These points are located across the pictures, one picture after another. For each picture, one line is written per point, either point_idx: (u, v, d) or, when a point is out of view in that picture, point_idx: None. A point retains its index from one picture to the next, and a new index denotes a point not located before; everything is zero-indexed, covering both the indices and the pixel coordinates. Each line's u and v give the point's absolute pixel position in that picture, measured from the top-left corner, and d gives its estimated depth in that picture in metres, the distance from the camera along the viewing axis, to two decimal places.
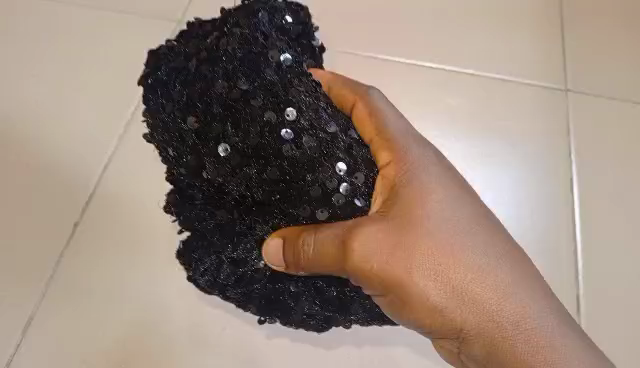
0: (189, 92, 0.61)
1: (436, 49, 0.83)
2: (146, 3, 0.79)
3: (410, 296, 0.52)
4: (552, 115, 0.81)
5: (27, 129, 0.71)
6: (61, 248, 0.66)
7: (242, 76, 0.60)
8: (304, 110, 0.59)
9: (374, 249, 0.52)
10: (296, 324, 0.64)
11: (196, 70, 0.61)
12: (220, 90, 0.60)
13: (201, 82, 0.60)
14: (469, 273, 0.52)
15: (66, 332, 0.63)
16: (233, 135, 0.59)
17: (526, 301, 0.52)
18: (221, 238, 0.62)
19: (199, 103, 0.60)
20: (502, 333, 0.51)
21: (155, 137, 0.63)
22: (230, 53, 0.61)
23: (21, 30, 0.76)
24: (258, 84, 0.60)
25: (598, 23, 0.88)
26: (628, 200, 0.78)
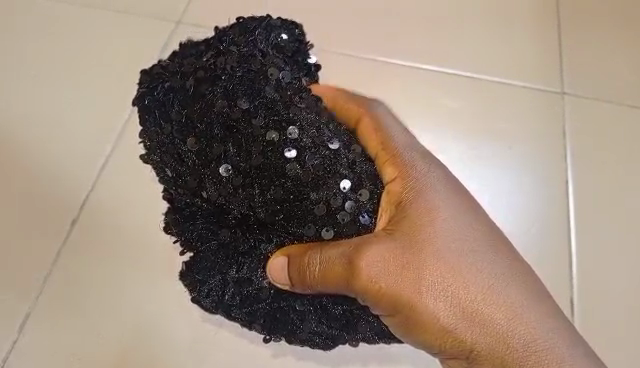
0: (188, 113, 0.61)
1: (431, 51, 0.83)
2: (146, 10, 0.82)
3: (419, 316, 0.53)
4: (548, 116, 0.81)
5: (29, 132, 0.74)
6: (59, 247, 0.68)
7: (242, 95, 0.60)
8: (306, 127, 0.60)
9: (380, 270, 0.53)
10: (302, 341, 0.65)
11: (194, 90, 0.62)
12: (218, 108, 0.60)
13: (200, 101, 0.61)
14: (477, 293, 0.53)
15: (60, 329, 0.65)
16: (234, 154, 0.60)
17: (536, 322, 0.52)
18: (224, 254, 0.63)
19: (199, 123, 0.61)
20: (511, 353, 0.51)
21: (153, 156, 0.65)
22: (229, 71, 0.61)
23: (24, 36, 0.79)
24: (259, 103, 0.60)
25: (597, 27, 0.88)
26: (626, 206, 0.77)
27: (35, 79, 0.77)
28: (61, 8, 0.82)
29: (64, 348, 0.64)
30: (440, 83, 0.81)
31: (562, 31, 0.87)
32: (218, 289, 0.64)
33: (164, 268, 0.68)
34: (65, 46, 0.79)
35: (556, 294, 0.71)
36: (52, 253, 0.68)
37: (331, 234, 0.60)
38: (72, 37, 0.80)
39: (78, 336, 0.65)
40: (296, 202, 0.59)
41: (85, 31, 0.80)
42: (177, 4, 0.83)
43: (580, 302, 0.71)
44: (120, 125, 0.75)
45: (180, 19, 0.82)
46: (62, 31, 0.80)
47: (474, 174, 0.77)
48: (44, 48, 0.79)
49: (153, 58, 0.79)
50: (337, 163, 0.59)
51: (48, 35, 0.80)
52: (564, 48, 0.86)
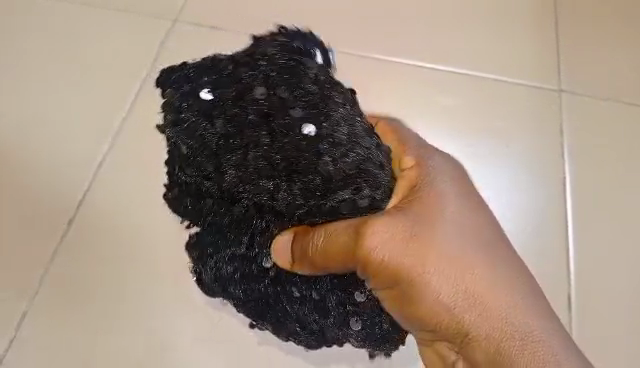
0: (222, 94, 0.63)
1: (428, 49, 0.83)
2: (143, 9, 0.82)
3: (417, 292, 0.49)
4: (546, 115, 0.81)
5: (26, 130, 0.73)
6: (55, 246, 0.68)
7: (282, 85, 0.62)
8: (342, 124, 0.60)
9: (385, 239, 0.48)
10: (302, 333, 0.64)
11: (232, 73, 0.65)
12: (259, 97, 0.62)
13: (237, 85, 0.63)
14: (482, 277, 0.48)
15: (57, 328, 0.65)
16: (268, 137, 0.60)
17: (535, 315, 0.47)
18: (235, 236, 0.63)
19: (234, 106, 0.62)
20: (508, 341, 0.46)
21: (176, 131, 0.65)
22: (272, 60, 0.64)
23: (21, 35, 0.79)
24: (299, 95, 0.61)
25: (594, 25, 0.88)
26: (624, 204, 0.77)
27: (32, 78, 0.77)
28: (58, 6, 0.82)
29: (61, 347, 0.64)
30: (437, 82, 0.81)
31: (559, 30, 0.87)
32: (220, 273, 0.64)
33: (158, 271, 0.68)
34: (63, 45, 0.79)
35: (553, 292, 0.71)
36: (49, 252, 0.68)
37: None
38: (69, 35, 0.80)
39: (76, 334, 0.65)
40: (322, 196, 0.58)
41: (83, 29, 0.80)
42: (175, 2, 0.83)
43: (578, 302, 0.71)
44: (118, 124, 0.75)
45: (178, 17, 0.82)
46: (60, 29, 0.80)
47: (472, 172, 0.76)
48: (42, 47, 0.79)
49: (150, 57, 0.79)
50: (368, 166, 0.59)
51: (46, 34, 0.80)
52: (562, 45, 0.86)
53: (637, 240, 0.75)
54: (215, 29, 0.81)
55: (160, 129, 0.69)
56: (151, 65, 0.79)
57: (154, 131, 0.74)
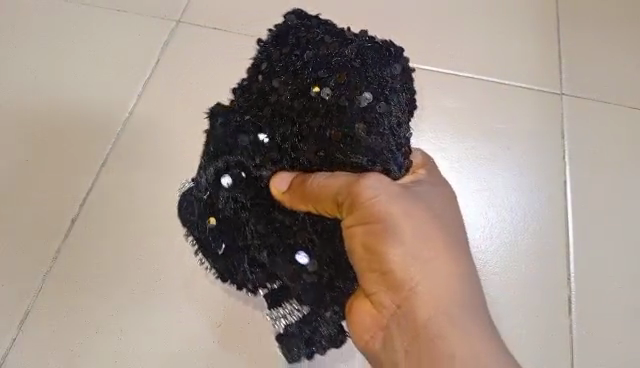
0: (314, 50, 0.51)
1: (429, 52, 0.84)
2: (147, 12, 0.83)
3: (382, 254, 0.45)
4: (546, 115, 0.81)
5: (32, 130, 0.74)
6: (59, 245, 0.68)
7: (379, 80, 0.50)
8: (396, 124, 0.50)
9: (386, 191, 0.45)
10: (270, 274, 0.53)
11: (331, 39, 0.51)
12: (336, 51, 0.50)
13: (331, 47, 0.51)
14: (443, 264, 0.45)
15: (59, 326, 0.65)
16: (333, 84, 0.49)
17: (473, 333, 0.43)
18: (246, 183, 0.51)
19: (317, 56, 0.50)
20: (437, 332, 0.43)
21: (260, 50, 0.53)
22: (371, 56, 0.51)
23: (28, 39, 0.80)
24: (384, 89, 0.50)
25: (596, 28, 0.88)
26: (626, 206, 0.76)
27: (37, 80, 0.77)
28: (66, 10, 0.83)
29: (65, 344, 0.64)
30: (438, 84, 0.81)
31: (561, 32, 0.88)
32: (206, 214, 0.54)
33: (159, 271, 0.68)
34: (69, 47, 0.80)
35: (552, 295, 0.70)
36: (53, 250, 0.68)
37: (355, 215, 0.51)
38: (75, 38, 0.81)
39: (78, 332, 0.65)
40: (349, 156, 0.48)
41: (89, 31, 0.82)
42: (178, 4, 0.84)
43: (578, 303, 0.70)
44: (121, 122, 0.75)
45: (181, 18, 0.83)
46: (66, 32, 0.81)
47: (472, 174, 0.76)
48: (47, 50, 0.80)
49: (154, 57, 0.80)
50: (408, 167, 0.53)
51: (53, 36, 0.81)
52: (563, 47, 0.86)
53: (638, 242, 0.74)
54: (217, 31, 0.83)
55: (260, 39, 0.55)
56: (155, 65, 0.80)
57: (157, 132, 0.75)
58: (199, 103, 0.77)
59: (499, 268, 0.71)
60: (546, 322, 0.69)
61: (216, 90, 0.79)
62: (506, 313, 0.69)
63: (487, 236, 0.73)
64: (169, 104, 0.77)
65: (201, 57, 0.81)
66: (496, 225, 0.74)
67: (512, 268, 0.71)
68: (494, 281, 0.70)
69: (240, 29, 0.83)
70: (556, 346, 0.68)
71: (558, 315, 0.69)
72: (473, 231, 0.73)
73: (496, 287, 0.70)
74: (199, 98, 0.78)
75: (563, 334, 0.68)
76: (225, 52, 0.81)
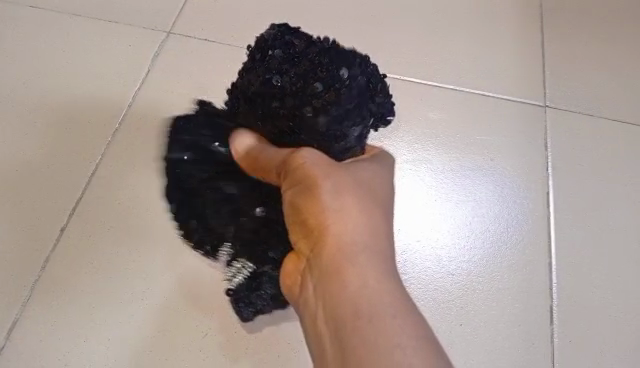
0: (273, 49, 0.54)
1: (415, 65, 0.85)
2: (140, 24, 0.85)
3: (307, 205, 0.49)
4: (529, 128, 0.82)
5: (22, 138, 0.75)
6: (48, 253, 0.68)
7: (333, 65, 0.52)
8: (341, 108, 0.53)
9: (315, 159, 0.50)
10: (218, 238, 0.69)
11: (299, 41, 0.54)
12: (299, 48, 0.54)
13: (301, 43, 0.54)
14: (357, 214, 0.47)
15: (48, 334, 0.64)
16: (284, 75, 0.53)
17: (374, 271, 0.43)
18: (202, 153, 0.71)
19: (274, 53, 0.54)
20: (335, 268, 0.44)
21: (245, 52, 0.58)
22: (329, 51, 0.53)
23: (21, 46, 0.82)
24: (336, 74, 0.52)
25: (578, 42, 0.90)
26: (611, 211, 0.77)
27: (28, 88, 0.78)
28: (57, 20, 0.84)
29: (52, 353, 0.63)
30: (424, 97, 0.83)
31: (544, 45, 0.89)
32: (180, 190, 0.72)
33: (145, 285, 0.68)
34: (61, 57, 0.81)
35: (536, 304, 0.70)
36: (42, 258, 0.68)
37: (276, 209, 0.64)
38: (67, 48, 0.82)
39: (65, 341, 0.64)
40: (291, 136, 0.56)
41: (81, 42, 0.83)
42: (169, 17, 0.86)
43: (561, 309, 0.70)
44: (112, 132, 0.76)
45: (171, 30, 0.85)
46: (58, 42, 0.82)
47: (454, 184, 0.77)
48: (39, 58, 0.81)
49: (145, 68, 0.81)
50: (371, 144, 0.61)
51: (44, 46, 0.82)
52: (546, 60, 0.88)
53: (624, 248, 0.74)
54: (207, 44, 0.84)
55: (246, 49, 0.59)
56: (146, 75, 0.81)
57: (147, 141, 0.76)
58: (188, 111, 0.78)
59: (481, 276, 0.71)
60: (530, 328, 0.68)
61: (205, 99, 0.80)
62: (488, 321, 0.68)
63: (469, 246, 0.72)
64: (159, 113, 0.78)
65: (191, 67, 0.82)
66: (478, 238, 0.73)
67: (494, 277, 0.71)
68: (471, 290, 0.70)
69: (230, 42, 0.85)
70: (538, 354, 0.67)
71: (541, 322, 0.69)
72: (453, 241, 0.72)
73: (477, 295, 0.70)
74: (188, 106, 0.79)
75: (546, 340, 0.68)
76: (214, 63, 0.83)
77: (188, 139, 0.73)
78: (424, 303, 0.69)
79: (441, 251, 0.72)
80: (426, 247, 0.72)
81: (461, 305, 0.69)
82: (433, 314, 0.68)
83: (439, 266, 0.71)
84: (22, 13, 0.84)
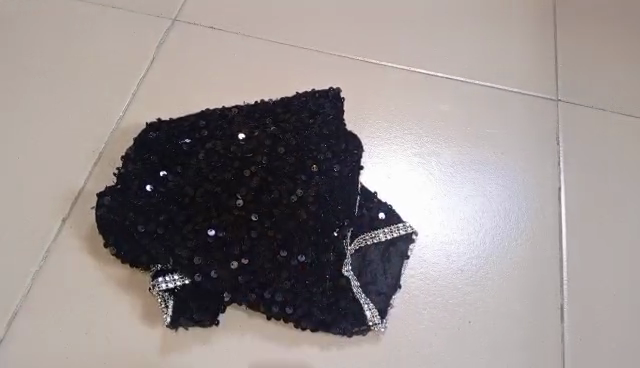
0: (292, 128, 0.71)
1: (425, 56, 0.84)
2: (145, 10, 0.84)
3: None
4: (541, 121, 0.81)
5: (24, 126, 0.73)
6: (49, 244, 0.66)
7: (331, 171, 0.68)
8: (323, 200, 0.66)
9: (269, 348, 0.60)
10: (172, 199, 0.65)
11: (319, 130, 0.71)
12: (312, 143, 0.70)
13: (322, 128, 0.71)
14: None
15: (47, 325, 0.61)
16: (288, 147, 0.69)
17: None
18: (211, 129, 0.70)
19: (290, 136, 0.70)
20: None
21: (283, 100, 0.75)
22: (334, 154, 0.70)
23: (24, 32, 0.80)
24: (331, 178, 0.68)
25: (591, 35, 0.89)
26: (625, 207, 0.75)
27: (31, 75, 0.77)
28: (62, 7, 0.83)
29: (51, 345, 0.60)
30: (434, 88, 0.82)
31: (557, 38, 0.88)
32: (123, 206, 0.64)
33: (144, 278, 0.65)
34: (64, 44, 0.80)
35: (546, 300, 0.68)
36: (43, 249, 0.66)
37: (257, 215, 0.64)
38: (70, 34, 0.81)
39: (65, 334, 0.61)
40: (268, 176, 0.67)
41: (84, 29, 0.81)
42: (175, 4, 0.85)
43: (572, 308, 0.68)
44: (115, 120, 0.75)
45: (177, 17, 0.83)
46: (61, 29, 0.81)
47: (463, 178, 0.75)
48: (43, 45, 0.79)
49: (151, 55, 0.80)
50: (355, 174, 0.69)
51: (47, 32, 0.80)
52: (558, 54, 0.86)
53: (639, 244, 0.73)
54: (214, 32, 0.83)
55: (296, 94, 0.77)
56: (151, 63, 0.79)
57: None
58: (193, 100, 0.77)
59: (490, 273, 0.69)
60: (540, 325, 0.67)
61: (210, 88, 0.78)
62: (495, 318, 0.67)
63: (479, 241, 0.71)
64: (164, 102, 0.77)
65: (196, 56, 0.81)
66: (488, 233, 0.72)
67: (504, 273, 0.69)
68: (480, 286, 0.68)
69: (237, 29, 0.83)
70: (548, 354, 0.65)
71: (551, 321, 0.67)
72: (462, 236, 0.71)
73: (487, 292, 0.68)
74: (193, 95, 0.77)
75: (555, 336, 0.66)
76: (220, 52, 0.81)
77: (130, 155, 0.68)
78: (429, 306, 0.66)
79: (449, 247, 0.70)
80: (434, 242, 0.70)
81: (470, 302, 0.67)
82: (442, 311, 0.66)
83: (448, 262, 0.69)
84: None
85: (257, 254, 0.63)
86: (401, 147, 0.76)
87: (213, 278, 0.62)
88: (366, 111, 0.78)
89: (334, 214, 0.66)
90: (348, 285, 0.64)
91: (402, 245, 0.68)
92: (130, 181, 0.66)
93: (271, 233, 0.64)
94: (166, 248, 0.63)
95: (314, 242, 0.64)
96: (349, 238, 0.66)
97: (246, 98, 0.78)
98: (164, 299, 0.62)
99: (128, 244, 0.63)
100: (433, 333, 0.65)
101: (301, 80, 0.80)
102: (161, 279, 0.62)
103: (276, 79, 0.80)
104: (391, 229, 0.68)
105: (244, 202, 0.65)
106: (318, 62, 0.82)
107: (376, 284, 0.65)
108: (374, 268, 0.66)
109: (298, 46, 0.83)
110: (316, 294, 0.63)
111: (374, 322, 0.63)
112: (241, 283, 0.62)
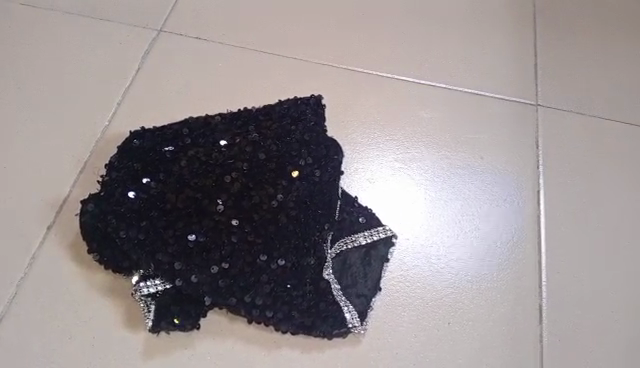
0: (274, 134, 0.72)
1: (407, 63, 0.85)
2: (131, 21, 0.85)
3: None
4: (521, 126, 0.82)
5: (10, 135, 0.74)
6: (34, 251, 0.67)
7: (312, 176, 0.69)
8: (304, 205, 0.68)
9: None
10: (153, 204, 0.66)
11: (300, 135, 0.72)
12: (293, 148, 0.71)
13: (303, 133, 0.72)
14: None
15: (32, 331, 0.62)
16: (269, 153, 0.70)
17: None
18: (194, 137, 0.71)
19: (272, 142, 0.71)
20: None
21: (265, 107, 0.76)
22: (316, 158, 0.71)
23: (12, 43, 0.81)
24: (312, 183, 0.69)
25: (571, 41, 0.90)
26: (603, 210, 0.76)
27: (17, 85, 0.78)
28: (48, 17, 0.84)
29: (35, 350, 0.61)
30: (415, 94, 0.83)
31: (537, 44, 0.89)
32: (106, 213, 0.65)
33: (129, 282, 0.66)
34: (51, 54, 0.81)
35: (525, 302, 0.69)
36: (29, 255, 0.66)
37: (238, 221, 0.66)
38: (57, 45, 0.82)
39: (49, 339, 0.62)
40: (250, 182, 0.68)
41: (71, 40, 0.83)
42: (160, 15, 0.86)
43: (549, 308, 0.69)
44: (101, 129, 0.76)
45: (163, 28, 0.85)
46: (48, 40, 0.82)
47: (444, 182, 0.76)
48: (30, 56, 0.80)
49: (136, 65, 0.81)
50: (337, 179, 0.70)
51: (34, 43, 0.82)
52: (539, 60, 0.88)
53: (616, 246, 0.74)
54: (199, 41, 0.84)
55: (278, 101, 0.78)
56: (136, 72, 0.81)
57: None
58: (177, 109, 0.78)
59: (470, 275, 0.70)
60: (517, 327, 0.68)
61: (193, 97, 0.79)
62: (475, 319, 0.67)
63: (459, 244, 0.72)
64: (149, 111, 0.78)
65: (181, 65, 0.82)
66: (468, 235, 0.72)
67: (484, 275, 0.70)
68: (460, 288, 0.69)
69: (222, 39, 0.85)
70: (526, 355, 0.66)
71: (529, 321, 0.68)
72: (442, 239, 0.72)
73: (466, 294, 0.69)
74: (177, 104, 0.78)
75: (533, 339, 0.67)
76: (205, 62, 0.82)
77: (113, 163, 0.69)
78: (408, 309, 0.67)
79: (430, 249, 0.71)
80: (414, 245, 0.71)
81: (449, 304, 0.68)
82: (421, 313, 0.67)
83: (428, 265, 0.70)
84: (14, 10, 0.84)
85: (237, 259, 0.64)
86: (383, 152, 0.77)
87: (194, 283, 0.63)
88: (348, 118, 0.79)
89: (315, 218, 0.67)
90: (328, 288, 0.65)
91: (382, 249, 0.69)
92: (112, 188, 0.67)
93: (251, 237, 0.65)
94: (147, 253, 0.63)
95: (294, 245, 0.65)
96: (330, 242, 0.67)
97: (230, 106, 0.79)
98: (146, 304, 0.63)
99: (111, 249, 0.64)
100: (412, 335, 0.66)
101: (284, 88, 0.81)
102: (143, 284, 0.63)
103: (259, 87, 0.81)
104: (371, 232, 0.69)
105: (225, 208, 0.66)
106: (302, 70, 0.83)
107: (356, 287, 0.66)
108: (355, 271, 0.67)
109: (282, 55, 0.84)
110: (296, 297, 0.64)
111: (353, 325, 0.64)
112: (222, 287, 0.63)
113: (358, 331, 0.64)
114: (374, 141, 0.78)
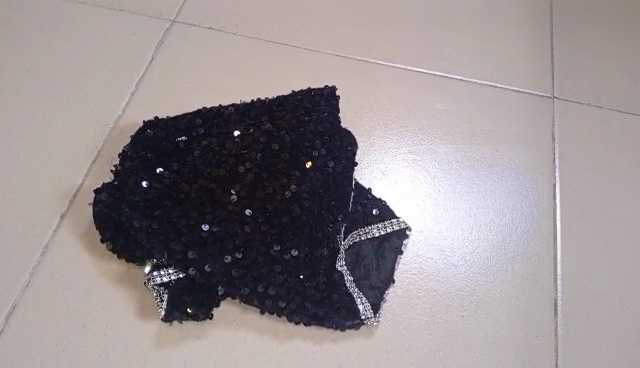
0: (288, 125, 0.71)
1: (421, 55, 0.85)
2: (144, 11, 0.85)
3: None
4: (536, 119, 0.81)
5: (23, 124, 0.74)
6: (47, 239, 0.67)
7: (325, 166, 0.69)
8: (317, 196, 0.67)
9: None
10: (167, 194, 0.66)
11: (314, 125, 0.72)
12: (307, 139, 0.71)
13: (317, 124, 0.72)
14: None
15: (46, 320, 0.62)
16: (282, 143, 0.70)
17: None
18: (207, 127, 0.71)
19: (285, 133, 0.71)
20: None
21: (279, 98, 0.75)
22: (329, 149, 0.70)
23: (25, 33, 0.81)
24: (324, 175, 0.69)
25: (587, 33, 0.89)
26: (618, 203, 0.75)
27: (30, 75, 0.78)
28: (61, 8, 0.84)
29: (49, 338, 0.61)
30: (429, 86, 0.82)
31: (553, 36, 0.88)
32: (119, 202, 0.65)
33: (141, 273, 0.66)
34: (64, 45, 0.81)
35: (540, 297, 0.68)
36: (42, 244, 0.66)
37: (252, 212, 0.65)
38: (69, 36, 0.82)
39: (63, 327, 0.62)
40: (263, 172, 0.68)
41: (84, 30, 0.82)
42: (172, 5, 0.86)
43: (564, 302, 0.68)
44: (114, 119, 0.76)
45: (176, 18, 0.84)
46: (61, 30, 0.82)
47: (458, 175, 0.75)
48: (43, 46, 0.80)
49: (148, 55, 0.81)
50: (350, 171, 0.69)
51: (47, 33, 0.81)
52: (554, 52, 0.87)
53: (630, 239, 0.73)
54: (212, 31, 0.84)
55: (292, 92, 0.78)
56: (149, 63, 0.80)
57: None
58: (189, 99, 0.78)
59: (484, 268, 0.69)
60: (532, 323, 0.67)
61: (206, 87, 0.79)
62: (489, 313, 0.67)
63: (473, 237, 0.71)
64: (161, 101, 0.77)
65: (193, 56, 0.81)
66: (483, 229, 0.72)
67: (498, 269, 0.70)
68: (474, 282, 0.68)
69: (235, 29, 0.84)
70: (540, 351, 0.65)
71: (543, 315, 0.67)
72: (456, 232, 0.71)
73: (480, 288, 0.68)
74: (189, 95, 0.78)
75: (548, 334, 0.66)
76: (218, 53, 0.82)
77: (127, 153, 0.69)
78: (422, 302, 0.67)
79: (444, 242, 0.70)
80: (428, 238, 0.70)
81: (462, 297, 0.67)
82: (435, 307, 0.66)
83: (442, 258, 0.69)
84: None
85: (250, 249, 0.64)
86: (397, 144, 0.77)
87: (206, 273, 0.63)
88: (361, 109, 0.79)
89: (327, 210, 0.67)
90: (342, 279, 0.64)
91: (396, 241, 0.68)
92: (125, 177, 0.66)
93: (264, 228, 0.65)
94: (160, 242, 0.63)
95: (308, 236, 0.65)
96: (343, 233, 0.67)
97: (242, 97, 0.79)
98: (159, 293, 0.63)
99: (124, 238, 0.64)
100: (425, 328, 0.65)
101: (297, 80, 0.81)
102: (156, 273, 0.63)
103: (271, 78, 0.81)
104: (385, 224, 0.68)
105: (238, 198, 0.66)
106: (315, 60, 0.83)
107: (368, 279, 0.66)
108: (368, 263, 0.66)
109: (294, 46, 0.84)
110: (309, 289, 0.63)
111: (366, 316, 0.64)
112: (234, 277, 0.63)
113: (371, 322, 0.64)
114: (388, 132, 0.78)
